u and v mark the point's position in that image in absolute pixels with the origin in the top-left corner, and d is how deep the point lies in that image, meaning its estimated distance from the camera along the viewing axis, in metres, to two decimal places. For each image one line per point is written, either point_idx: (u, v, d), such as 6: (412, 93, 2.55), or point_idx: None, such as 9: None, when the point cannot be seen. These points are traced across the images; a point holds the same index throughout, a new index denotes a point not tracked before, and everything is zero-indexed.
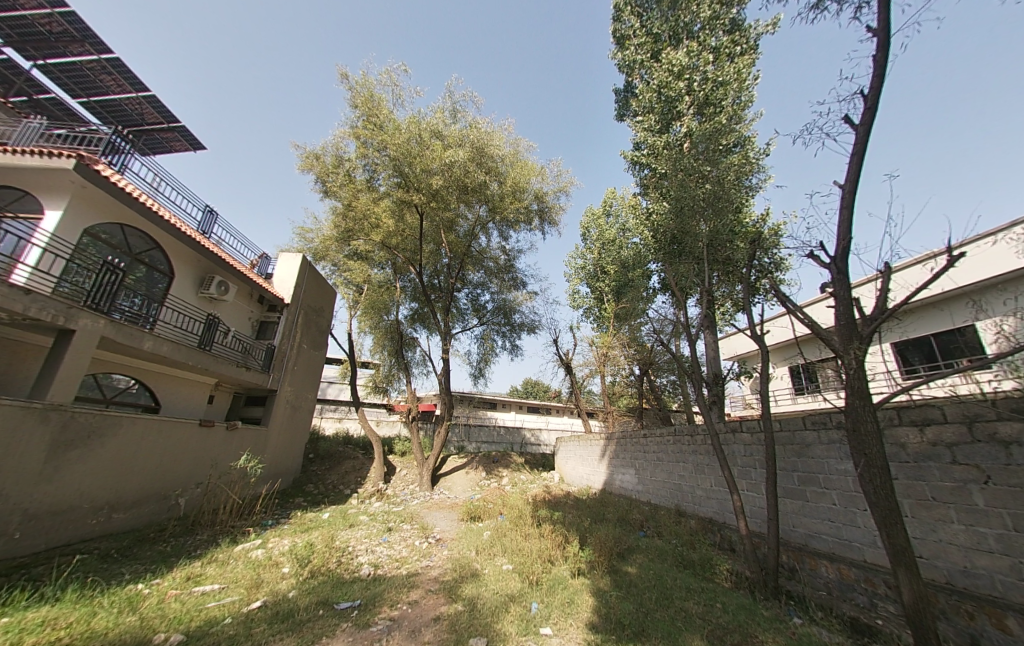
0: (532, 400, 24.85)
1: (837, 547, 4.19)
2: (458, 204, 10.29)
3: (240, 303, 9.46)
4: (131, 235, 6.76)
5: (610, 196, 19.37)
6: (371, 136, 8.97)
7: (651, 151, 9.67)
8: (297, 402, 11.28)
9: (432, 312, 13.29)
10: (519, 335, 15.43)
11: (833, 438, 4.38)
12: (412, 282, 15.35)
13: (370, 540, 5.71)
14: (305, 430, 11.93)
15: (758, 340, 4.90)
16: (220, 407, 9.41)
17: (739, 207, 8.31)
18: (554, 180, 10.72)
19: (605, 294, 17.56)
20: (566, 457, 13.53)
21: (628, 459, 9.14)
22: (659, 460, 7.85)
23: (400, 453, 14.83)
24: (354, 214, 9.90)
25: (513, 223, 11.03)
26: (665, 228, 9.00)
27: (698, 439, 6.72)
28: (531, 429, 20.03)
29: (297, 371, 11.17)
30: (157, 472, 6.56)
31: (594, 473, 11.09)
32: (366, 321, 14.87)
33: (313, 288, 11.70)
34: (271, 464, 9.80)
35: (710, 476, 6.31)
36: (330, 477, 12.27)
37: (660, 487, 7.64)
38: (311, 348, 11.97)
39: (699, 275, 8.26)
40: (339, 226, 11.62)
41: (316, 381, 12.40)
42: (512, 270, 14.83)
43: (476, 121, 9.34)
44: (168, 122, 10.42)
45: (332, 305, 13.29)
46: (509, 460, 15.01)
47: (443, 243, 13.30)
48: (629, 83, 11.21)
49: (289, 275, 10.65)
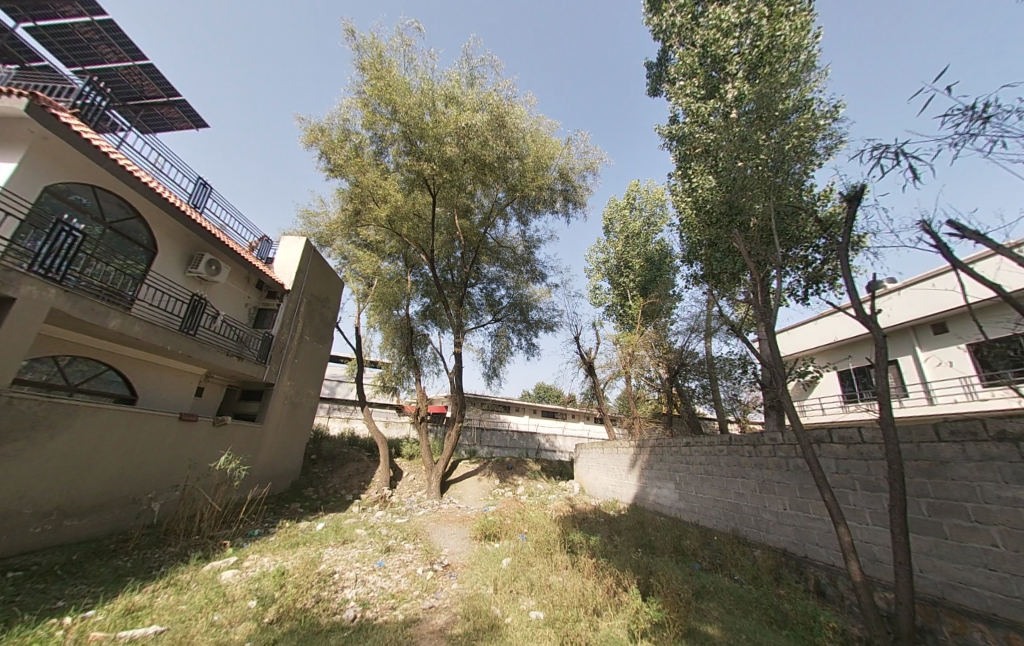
0: (548, 404, 23.73)
1: (1001, 609, 2.87)
2: (474, 182, 9.31)
3: (236, 287, 8.69)
4: (107, 201, 6.01)
5: (633, 188, 18.23)
6: (380, 103, 8.09)
7: (694, 120, 8.48)
8: (297, 399, 10.47)
9: (445, 305, 12.36)
10: (536, 332, 14.33)
11: (990, 453, 3.10)
12: (424, 276, 14.54)
13: (362, 564, 4.66)
14: (306, 429, 11.12)
15: (869, 321, 3.69)
16: (211, 401, 8.63)
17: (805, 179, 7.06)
18: (580, 156, 9.57)
19: (629, 291, 16.28)
20: (587, 466, 12.34)
21: (665, 471, 7.93)
22: (706, 474, 6.63)
23: (408, 456, 13.83)
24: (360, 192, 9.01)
25: (534, 206, 9.99)
26: (713, 205, 7.78)
27: (764, 451, 5.45)
28: (546, 435, 18.88)
29: (299, 365, 10.36)
30: (125, 472, 5.73)
31: (621, 485, 9.89)
32: (375, 316, 14.01)
33: (318, 276, 10.91)
34: (264, 466, 8.95)
35: (783, 497, 5.04)
36: (332, 481, 11.39)
37: (711, 508, 6.36)
38: (315, 341, 11.16)
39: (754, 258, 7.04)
40: (346, 210, 10.82)
41: (319, 376, 11.60)
42: (530, 262, 13.80)
43: (495, 87, 8.33)
44: (168, 95, 9.80)
45: (338, 295, 12.50)
46: (524, 467, 13.87)
47: (456, 230, 12.37)
48: (665, 52, 10.13)
49: (291, 260, 9.86)
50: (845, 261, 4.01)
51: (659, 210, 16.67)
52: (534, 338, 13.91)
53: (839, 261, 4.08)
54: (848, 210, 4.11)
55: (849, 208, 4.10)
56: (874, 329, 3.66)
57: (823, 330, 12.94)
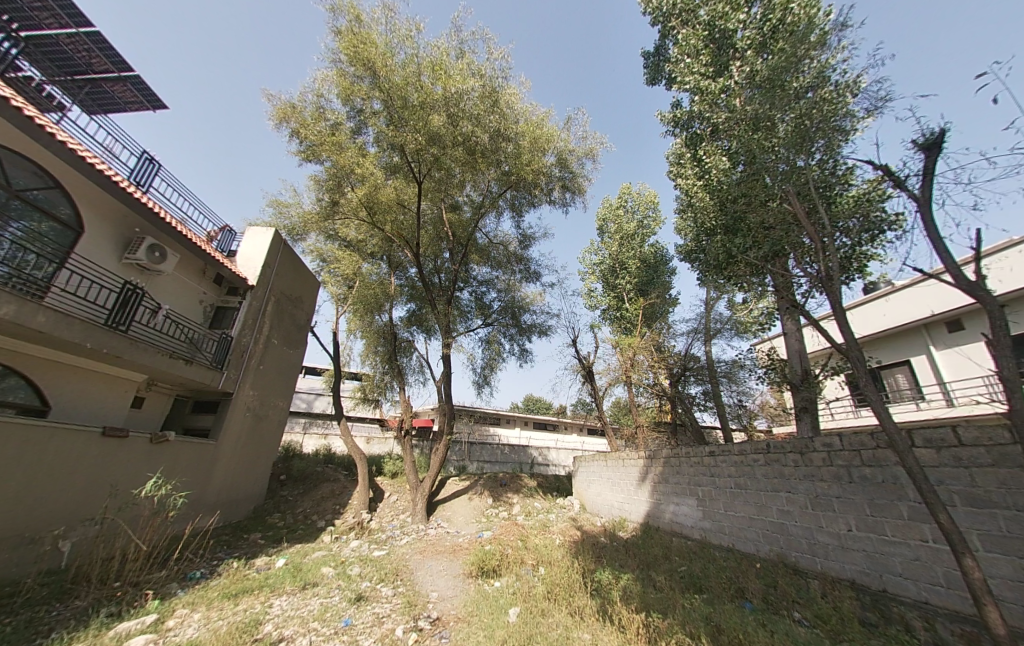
0: (540, 416, 22.63)
1: None
2: (464, 168, 8.52)
3: (188, 280, 7.53)
4: (13, 165, 4.85)
5: (625, 190, 17.86)
6: (359, 73, 7.23)
7: (701, 100, 7.91)
8: (262, 410, 9.24)
9: (432, 306, 11.36)
10: (528, 338, 13.42)
11: None
12: (409, 277, 13.59)
13: (323, 623, 3.53)
14: (272, 446, 9.85)
15: (976, 288, 2.88)
16: (154, 414, 7.36)
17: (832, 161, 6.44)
18: (578, 141, 8.80)
19: (624, 294, 15.54)
20: (588, 480, 11.34)
21: (683, 486, 7.02)
22: (737, 487, 5.74)
23: (390, 474, 12.48)
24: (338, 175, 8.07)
25: (529, 194, 9.21)
26: (726, 188, 7.09)
27: (816, 460, 4.58)
28: (540, 448, 17.77)
29: (264, 371, 9.14)
30: (20, 502, 4.44)
31: (628, 501, 8.91)
32: (355, 321, 12.85)
33: (289, 272, 9.81)
34: (217, 490, 7.68)
35: (845, 515, 4.18)
36: (302, 505, 10.02)
37: (747, 529, 5.44)
38: (284, 346, 9.94)
39: (774, 243, 6.36)
40: (322, 200, 9.81)
41: (289, 386, 10.33)
42: (523, 261, 12.99)
43: (487, 63, 7.61)
44: (119, 70, 8.73)
45: (313, 297, 11.37)
46: (518, 483, 12.70)
47: (443, 225, 11.50)
48: (664, 40, 9.74)
49: (256, 252, 8.74)
50: (929, 219, 3.23)
51: (653, 212, 16.22)
52: (527, 343, 12.97)
53: (919, 220, 3.30)
54: (926, 159, 3.39)
55: (927, 157, 3.33)
56: (985, 298, 2.84)
57: (884, 312, 11.19)
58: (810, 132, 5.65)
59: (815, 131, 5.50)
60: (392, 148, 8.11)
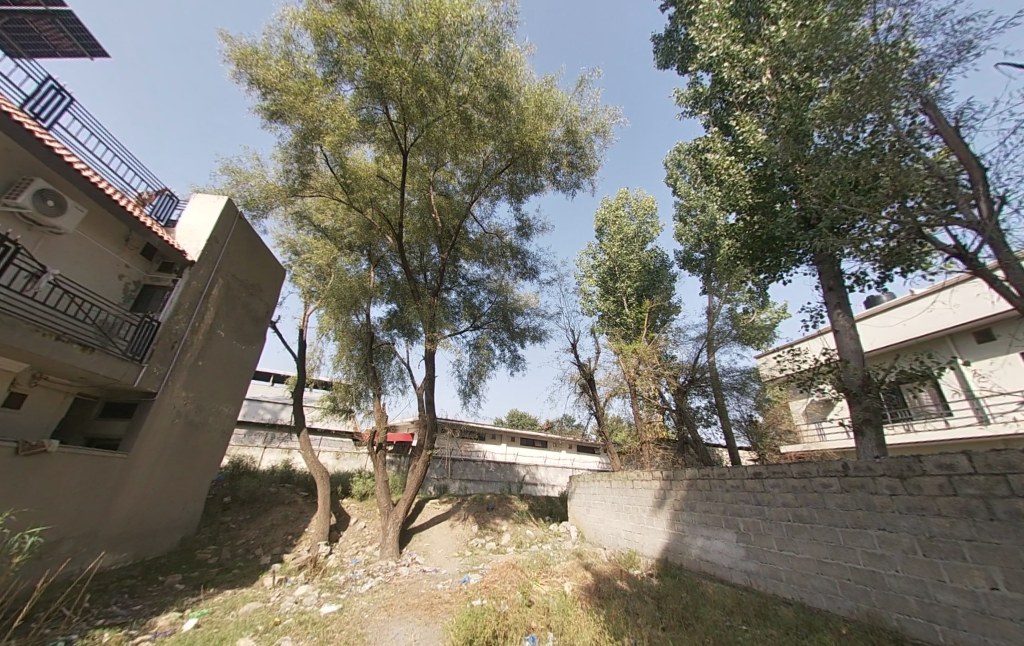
0: (526, 432, 21.08)
1: None
2: (458, 133, 7.37)
3: (100, 245, 6.09)
4: None
5: (623, 194, 17.18)
6: (337, 8, 6.09)
7: (728, 72, 7.09)
8: (201, 417, 7.59)
9: (415, 300, 9.98)
10: (521, 343, 12.13)
11: None
12: (392, 273, 12.30)
13: None
14: (212, 460, 8.14)
15: None
16: (38, 416, 5.70)
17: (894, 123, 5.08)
18: (588, 113, 7.76)
19: (624, 299, 14.49)
20: (586, 504, 9.97)
21: (713, 515, 5.76)
22: (795, 521, 4.51)
23: (359, 496, 10.72)
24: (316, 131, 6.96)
25: (530, 171, 8.13)
26: (769, 161, 6.16)
27: (926, 488, 3.32)
28: (528, 466, 16.22)
29: (205, 369, 7.52)
30: None
31: (639, 531, 7.56)
32: (326, 319, 11.18)
33: (245, 252, 8.33)
34: (117, 518, 5.99)
35: (981, 568, 2.90)
36: (246, 535, 8.21)
37: (816, 577, 4.15)
38: (235, 340, 8.35)
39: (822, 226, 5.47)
40: (291, 171, 8.47)
41: (238, 388, 8.68)
42: (517, 258, 11.84)
43: (490, 9, 6.63)
44: (48, 4, 7.31)
45: (278, 285, 9.86)
46: (506, 506, 11.15)
47: (432, 210, 10.27)
48: (679, 19, 9.05)
49: (202, 223, 7.26)
50: None
51: (651, 218, 15.41)
52: (520, 348, 11.72)
53: None
54: None
55: None
56: None
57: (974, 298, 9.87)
58: (860, 102, 4.94)
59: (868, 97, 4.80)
60: (375, 103, 6.88)
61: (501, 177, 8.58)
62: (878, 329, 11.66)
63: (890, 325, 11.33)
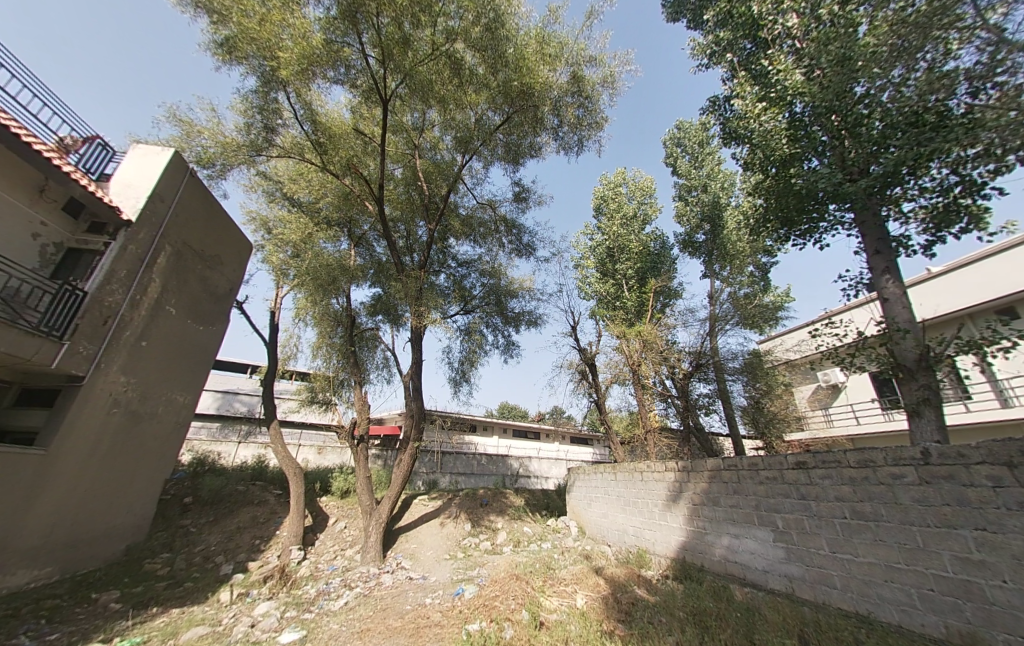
0: (519, 422, 20.33)
1: None
2: (448, 81, 6.53)
3: (9, 198, 4.95)
4: None
5: (621, 173, 16.31)
6: None
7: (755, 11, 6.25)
8: (146, 408, 6.52)
9: (398, 277, 8.97)
10: (515, 328, 11.29)
11: None
12: (375, 251, 11.25)
13: None
14: (164, 457, 7.08)
15: None
16: None
17: (964, 58, 4.18)
18: (597, 60, 6.81)
19: (624, 282, 13.76)
20: (586, 498, 9.29)
21: (741, 511, 5.07)
22: (853, 518, 3.80)
23: (340, 494, 9.79)
24: (280, 65, 5.87)
25: (530, 127, 7.21)
26: (810, 105, 5.28)
27: None
28: (521, 459, 15.49)
29: (150, 350, 6.43)
30: None
31: (650, 528, 6.86)
32: (303, 303, 10.03)
33: (199, 218, 7.20)
34: (37, 526, 4.98)
35: None
36: (209, 540, 7.22)
37: (883, 586, 3.46)
38: (190, 318, 7.26)
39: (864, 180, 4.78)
40: (252, 124, 7.31)
41: (194, 374, 7.60)
42: (511, 235, 10.91)
43: None
44: None
45: (244, 259, 8.73)
46: (500, 501, 10.36)
47: (417, 179, 9.26)
48: None
49: (142, 178, 6.12)
50: None
51: (649, 200, 14.55)
52: (514, 334, 10.87)
53: None
54: None
55: None
56: None
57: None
58: (913, 30, 4.16)
59: (926, 26, 4.00)
60: (350, 38, 5.86)
61: (496, 138, 7.61)
62: (930, 295, 10.81)
63: (941, 289, 10.49)
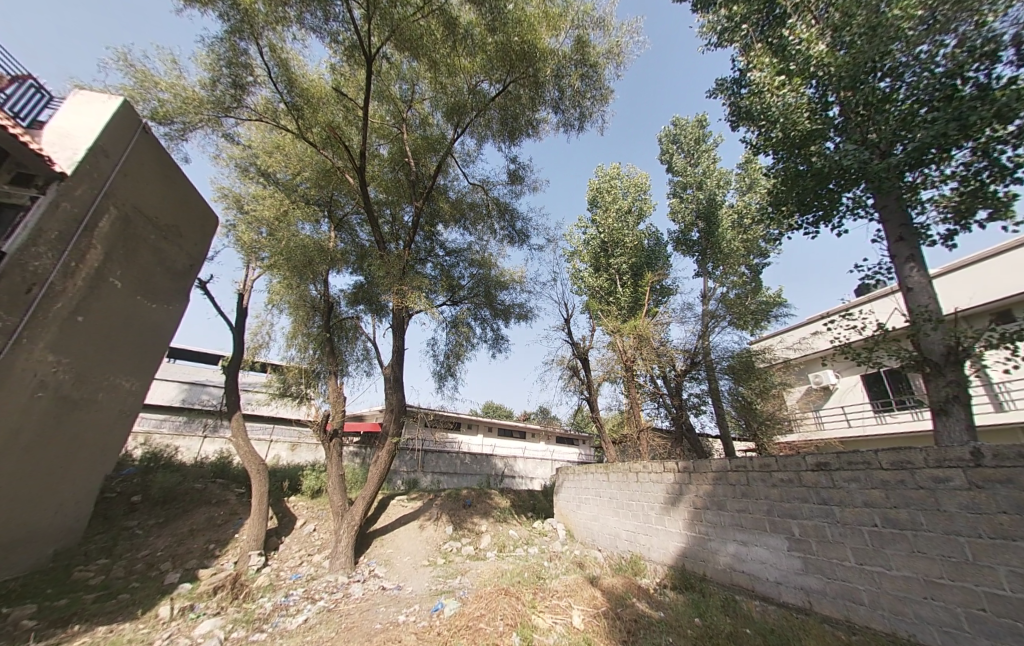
0: (505, 421, 19.73)
1: None
2: (440, 43, 5.96)
3: None
4: None
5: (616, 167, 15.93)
6: None
7: None
8: (82, 393, 5.66)
9: (380, 260, 8.27)
10: (505, 321, 10.75)
11: None
12: (356, 234, 10.49)
13: None
14: (104, 450, 6.23)
15: None
16: None
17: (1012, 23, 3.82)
18: (603, 28, 6.31)
19: (617, 277, 13.37)
20: (575, 499, 8.82)
21: (751, 518, 4.64)
22: (885, 527, 3.39)
23: (311, 494, 9.03)
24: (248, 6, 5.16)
25: (528, 98, 6.66)
26: (829, 80, 4.94)
27: None
28: (506, 459, 14.91)
29: (89, 326, 5.60)
30: None
31: (645, 533, 6.41)
32: (276, 287, 9.25)
33: (153, 180, 6.38)
34: None
35: None
36: (157, 545, 6.40)
37: (923, 604, 3.04)
38: (139, 293, 6.41)
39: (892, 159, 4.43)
40: (218, 79, 6.50)
41: (144, 356, 6.75)
42: (503, 221, 10.33)
43: None
44: None
45: (207, 233, 7.90)
46: (485, 502, 9.78)
47: (405, 156, 8.59)
48: None
49: (83, 127, 5.31)
50: None
51: (643, 196, 14.18)
52: (504, 328, 10.34)
53: None
54: None
55: None
56: None
57: None
58: None
59: None
60: None
61: (490, 111, 7.04)
62: (954, 285, 10.37)
63: (967, 280, 10.06)
